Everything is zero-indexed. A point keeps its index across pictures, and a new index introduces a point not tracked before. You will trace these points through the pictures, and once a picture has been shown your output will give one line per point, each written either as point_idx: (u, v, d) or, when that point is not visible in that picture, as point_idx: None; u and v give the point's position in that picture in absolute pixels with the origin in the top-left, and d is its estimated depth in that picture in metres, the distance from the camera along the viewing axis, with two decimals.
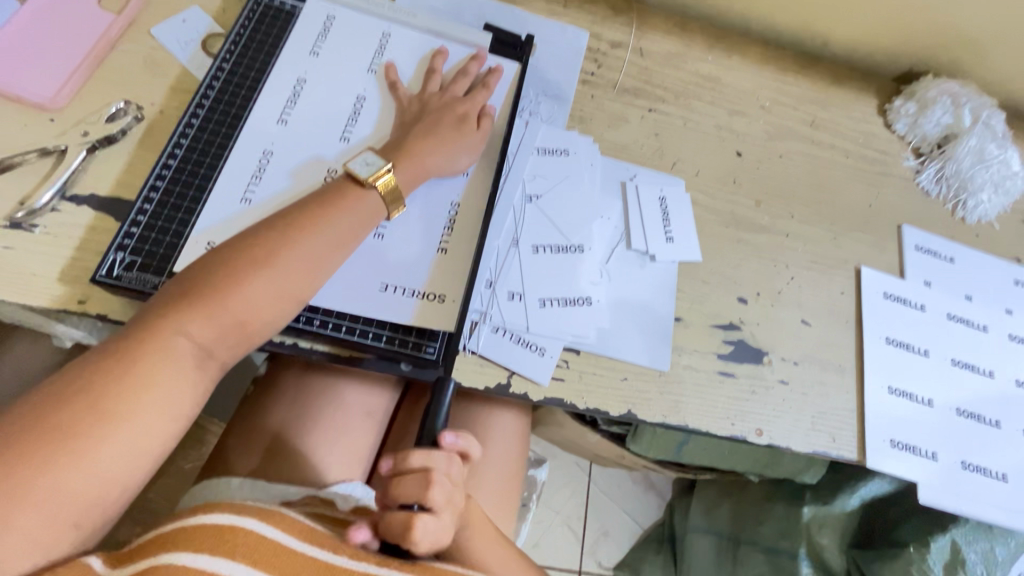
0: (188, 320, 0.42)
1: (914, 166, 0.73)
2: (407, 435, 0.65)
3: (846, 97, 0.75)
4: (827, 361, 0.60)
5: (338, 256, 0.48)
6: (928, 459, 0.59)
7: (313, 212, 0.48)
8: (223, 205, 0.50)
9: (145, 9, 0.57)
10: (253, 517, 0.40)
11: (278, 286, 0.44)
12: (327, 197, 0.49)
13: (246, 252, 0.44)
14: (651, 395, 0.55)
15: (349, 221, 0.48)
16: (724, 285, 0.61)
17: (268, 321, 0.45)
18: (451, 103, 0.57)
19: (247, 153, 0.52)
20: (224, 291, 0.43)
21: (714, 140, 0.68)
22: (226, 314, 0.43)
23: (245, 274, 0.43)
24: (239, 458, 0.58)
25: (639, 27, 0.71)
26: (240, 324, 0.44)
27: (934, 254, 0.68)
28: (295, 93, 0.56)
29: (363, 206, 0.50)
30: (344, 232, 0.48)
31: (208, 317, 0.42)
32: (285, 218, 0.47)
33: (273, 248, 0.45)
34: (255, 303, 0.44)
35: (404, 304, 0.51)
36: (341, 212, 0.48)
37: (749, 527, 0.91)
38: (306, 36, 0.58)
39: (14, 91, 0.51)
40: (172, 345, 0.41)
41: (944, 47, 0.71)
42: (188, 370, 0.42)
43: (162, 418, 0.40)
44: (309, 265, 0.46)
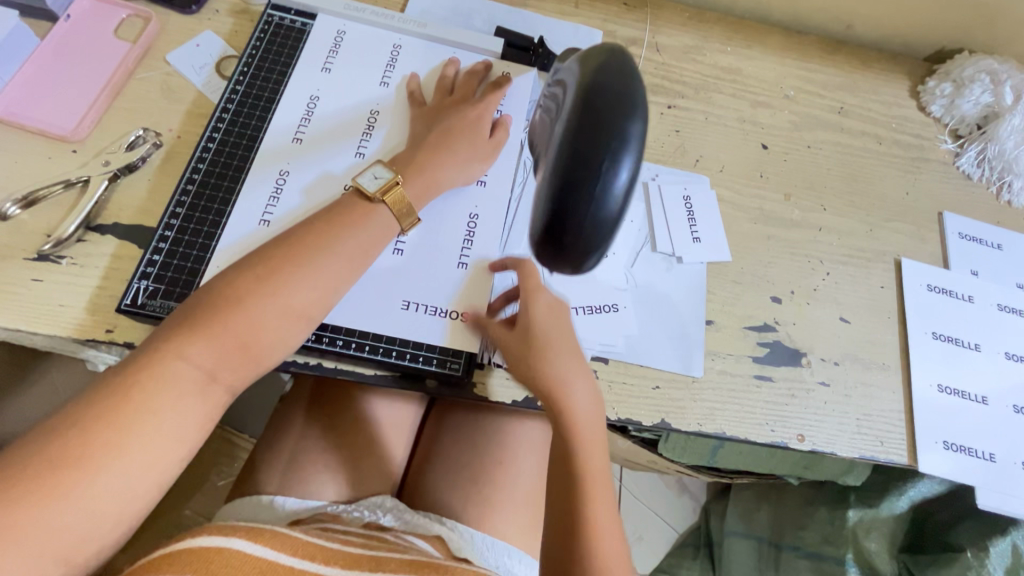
0: (190, 344, 0.41)
1: (953, 150, 0.69)
2: (435, 450, 0.63)
3: (876, 81, 0.72)
4: (870, 359, 0.58)
5: (348, 276, 0.47)
6: (985, 461, 0.55)
7: (323, 231, 0.47)
8: (242, 226, 0.50)
9: (161, 36, 0.58)
10: (240, 538, 0.41)
11: (283, 309, 0.44)
12: (337, 217, 0.48)
13: (252, 273, 0.44)
14: (684, 403, 0.53)
15: (358, 237, 0.47)
16: (756, 285, 0.59)
17: (276, 346, 0.44)
18: (467, 112, 0.56)
19: (264, 176, 0.52)
20: (227, 312, 0.42)
21: (738, 134, 0.65)
22: (231, 337, 0.42)
23: (249, 296, 0.43)
24: (266, 478, 0.58)
25: (654, 22, 0.69)
26: (245, 347, 0.43)
27: (979, 241, 0.64)
28: (309, 110, 0.55)
29: (373, 222, 0.48)
30: (355, 248, 0.47)
31: (212, 341, 0.41)
32: (291, 241, 0.46)
33: (280, 269, 0.44)
34: (260, 327, 0.43)
35: (426, 320, 0.50)
36: (350, 232, 0.47)
37: (790, 531, 0.88)
38: (318, 53, 0.58)
39: (39, 125, 0.52)
40: (173, 371, 0.40)
41: (982, 22, 0.67)
42: (190, 397, 0.41)
43: (163, 448, 0.39)
44: (320, 288, 0.45)
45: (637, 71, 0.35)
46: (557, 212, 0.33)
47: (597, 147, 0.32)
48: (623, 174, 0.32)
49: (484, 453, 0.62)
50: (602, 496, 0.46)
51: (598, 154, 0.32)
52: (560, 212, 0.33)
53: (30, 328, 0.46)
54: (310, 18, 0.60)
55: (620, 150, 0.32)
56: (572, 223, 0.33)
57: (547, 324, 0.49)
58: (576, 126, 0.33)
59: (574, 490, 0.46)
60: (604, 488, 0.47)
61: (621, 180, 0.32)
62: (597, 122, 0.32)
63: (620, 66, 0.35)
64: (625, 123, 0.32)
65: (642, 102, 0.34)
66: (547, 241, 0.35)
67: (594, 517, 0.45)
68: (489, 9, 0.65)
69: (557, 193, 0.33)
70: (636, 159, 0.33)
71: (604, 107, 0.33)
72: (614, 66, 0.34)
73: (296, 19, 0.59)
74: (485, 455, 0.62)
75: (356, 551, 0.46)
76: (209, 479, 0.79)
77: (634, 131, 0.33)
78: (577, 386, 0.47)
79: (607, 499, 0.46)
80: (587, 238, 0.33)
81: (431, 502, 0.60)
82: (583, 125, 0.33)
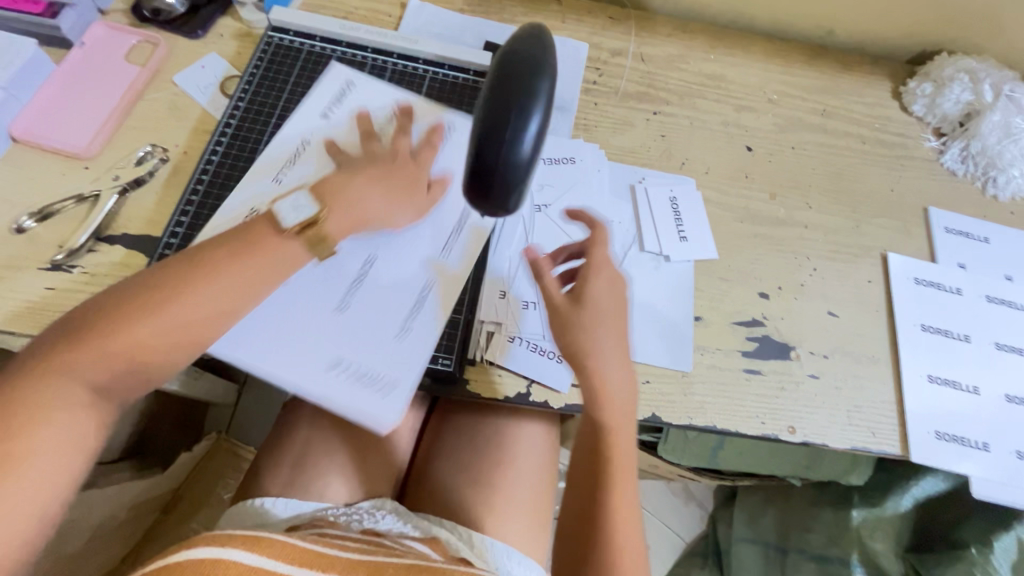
0: (79, 357, 0.39)
1: (936, 147, 0.70)
2: (433, 453, 0.64)
3: (857, 82, 0.74)
4: (859, 351, 0.58)
5: (243, 302, 0.44)
6: (978, 450, 0.55)
7: (228, 248, 0.45)
8: None
9: (168, 59, 0.61)
10: (237, 548, 0.41)
11: (175, 324, 0.42)
12: (244, 237, 0.45)
13: (143, 286, 0.42)
14: (674, 398, 0.54)
15: (256, 262, 0.45)
16: (743, 281, 0.60)
17: (171, 361, 0.42)
18: (404, 160, 0.53)
19: (232, 205, 0.53)
20: (115, 324, 0.40)
21: (722, 137, 0.67)
22: (118, 356, 0.40)
23: (135, 315, 0.40)
24: (268, 479, 0.59)
25: (638, 34, 0.72)
26: (136, 362, 0.41)
27: (965, 235, 0.65)
28: (296, 153, 0.56)
29: (283, 245, 0.46)
30: (252, 277, 0.44)
31: (96, 360, 0.39)
32: (187, 261, 0.44)
33: (171, 289, 0.42)
34: (151, 340, 0.41)
35: (352, 385, 0.47)
36: (246, 256, 0.44)
37: (795, 534, 0.87)
38: (321, 100, 0.59)
39: (53, 144, 0.55)
40: (58, 391, 0.38)
41: (958, 23, 0.69)
42: (79, 415, 0.39)
43: (54, 465, 0.37)
44: (219, 303, 0.43)
45: (554, 48, 0.43)
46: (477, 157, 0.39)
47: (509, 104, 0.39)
48: (532, 125, 0.39)
49: (482, 453, 0.63)
50: (626, 484, 0.48)
51: (510, 107, 0.39)
52: (479, 157, 0.39)
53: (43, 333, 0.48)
54: (308, 38, 0.63)
55: (529, 106, 0.39)
56: (491, 167, 0.39)
57: (604, 301, 0.49)
58: (493, 93, 0.40)
59: (598, 463, 0.48)
60: (628, 474, 0.48)
61: (531, 132, 0.39)
62: (512, 85, 0.39)
63: (538, 41, 0.42)
64: (534, 84, 0.39)
65: (551, 72, 0.41)
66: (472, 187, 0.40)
67: (614, 499, 0.47)
68: (479, 26, 0.69)
69: (479, 141, 0.39)
70: (543, 116, 0.39)
71: (516, 75, 0.40)
72: (531, 40, 0.42)
73: (294, 39, 0.63)
74: (483, 454, 0.63)
75: (354, 556, 0.46)
76: (216, 491, 0.82)
77: (541, 92, 0.39)
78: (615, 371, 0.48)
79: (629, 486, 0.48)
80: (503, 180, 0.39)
81: (429, 502, 0.61)
82: (501, 85, 0.40)
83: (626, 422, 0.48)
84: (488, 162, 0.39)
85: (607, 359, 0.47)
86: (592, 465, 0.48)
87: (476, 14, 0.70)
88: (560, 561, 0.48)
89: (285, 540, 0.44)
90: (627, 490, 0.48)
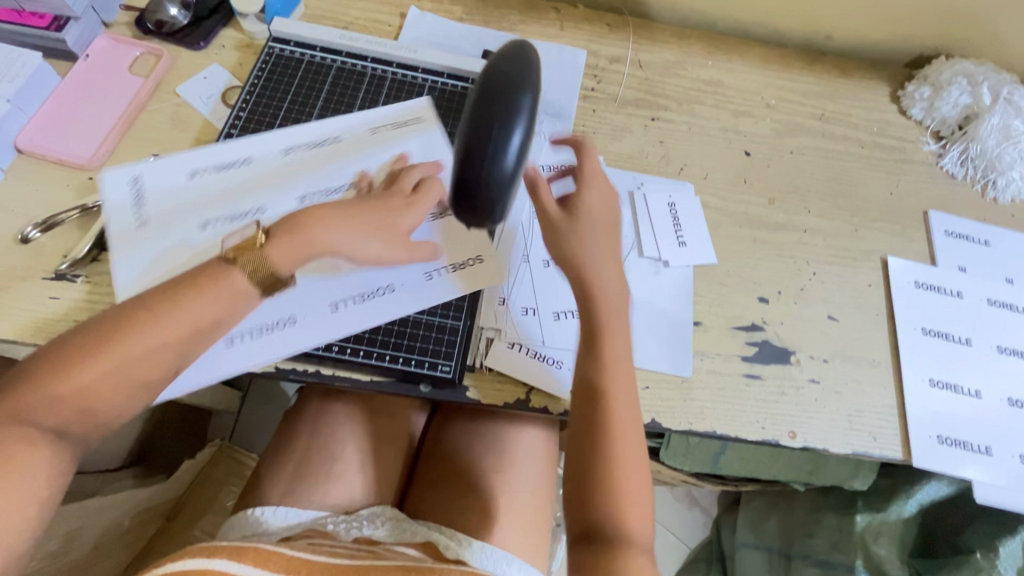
0: (26, 405, 0.37)
1: (935, 150, 0.70)
2: (434, 461, 0.64)
3: (856, 87, 0.74)
4: (860, 355, 0.58)
5: (198, 341, 0.41)
6: (981, 454, 0.55)
7: (181, 285, 0.40)
8: (176, 165, 0.54)
9: (171, 70, 0.62)
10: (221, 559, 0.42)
11: (122, 369, 0.38)
12: (196, 273, 0.41)
13: (90, 329, 0.39)
14: (674, 403, 0.54)
15: (210, 298, 0.40)
16: (742, 286, 0.60)
17: (125, 405, 0.40)
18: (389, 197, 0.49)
19: (224, 218, 0.53)
20: (58, 371, 0.37)
21: (721, 142, 0.68)
22: (68, 403, 0.37)
23: (81, 361, 0.38)
24: (269, 487, 0.59)
25: (637, 41, 0.72)
26: (85, 411, 0.38)
27: (965, 238, 0.65)
28: (321, 142, 0.57)
29: (238, 280, 0.42)
30: (205, 316, 0.40)
31: (46, 409, 0.37)
32: (139, 297, 0.40)
33: (120, 329, 0.38)
34: (98, 387, 0.38)
35: None
36: (198, 291, 0.40)
37: (799, 540, 0.86)
38: (378, 116, 0.60)
39: (58, 155, 0.56)
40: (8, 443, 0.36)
41: (956, 27, 0.69)
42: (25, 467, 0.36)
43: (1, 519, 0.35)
44: (168, 344, 0.39)
45: (537, 65, 0.43)
46: (463, 168, 0.39)
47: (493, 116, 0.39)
48: (514, 139, 0.39)
49: (482, 459, 0.63)
50: (629, 439, 0.47)
51: (495, 119, 0.39)
52: (464, 168, 0.39)
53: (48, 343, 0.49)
54: (308, 49, 0.63)
55: (510, 120, 0.39)
56: (474, 179, 0.39)
57: (597, 208, 0.51)
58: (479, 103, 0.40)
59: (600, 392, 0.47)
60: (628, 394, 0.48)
61: (514, 143, 0.39)
62: (496, 98, 0.40)
63: (524, 58, 0.43)
64: (519, 99, 0.40)
65: (534, 90, 0.42)
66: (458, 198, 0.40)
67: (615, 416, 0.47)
68: (478, 35, 0.69)
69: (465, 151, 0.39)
70: (526, 127, 0.40)
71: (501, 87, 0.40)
72: (515, 57, 0.43)
73: (295, 49, 0.63)
74: (483, 460, 0.63)
75: (343, 562, 0.47)
76: (221, 498, 0.83)
77: (525, 106, 0.40)
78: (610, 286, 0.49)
79: (632, 441, 0.47)
80: (488, 191, 0.40)
81: (429, 509, 0.61)
82: (487, 98, 0.40)
83: (621, 343, 0.48)
84: (473, 168, 0.39)
85: (600, 258, 0.49)
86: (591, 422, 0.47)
87: (475, 23, 0.70)
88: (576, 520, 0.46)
89: (271, 548, 0.45)
90: (631, 444, 0.47)
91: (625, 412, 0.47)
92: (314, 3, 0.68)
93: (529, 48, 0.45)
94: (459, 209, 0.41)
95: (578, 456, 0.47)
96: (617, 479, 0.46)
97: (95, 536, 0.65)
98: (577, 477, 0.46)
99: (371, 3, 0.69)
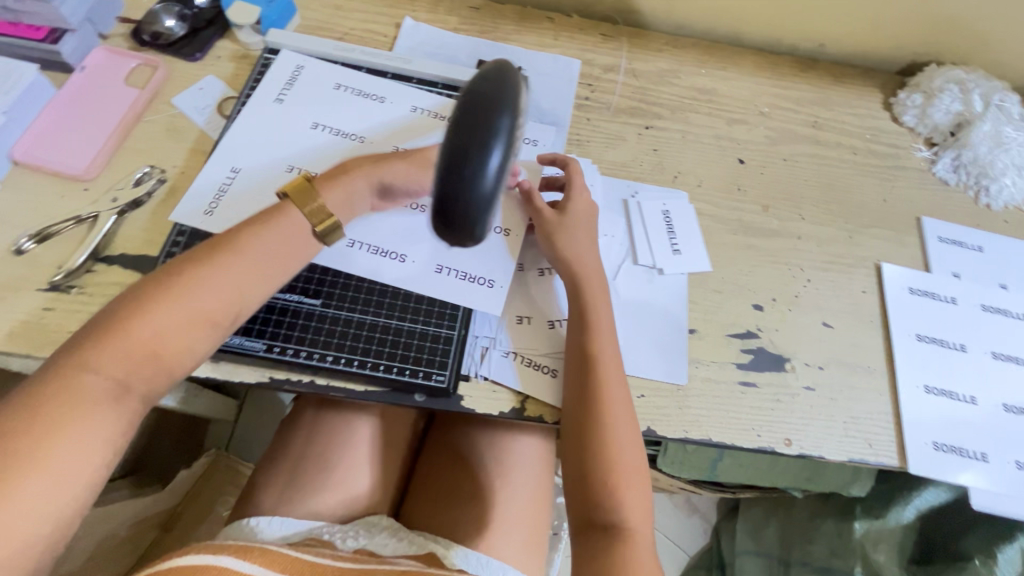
0: (108, 352, 0.40)
1: (928, 157, 0.71)
2: (431, 472, 0.64)
3: (848, 95, 0.74)
4: (855, 361, 0.58)
5: (262, 282, 0.47)
6: (977, 461, 0.55)
7: (231, 238, 0.47)
8: (322, 71, 0.62)
9: (168, 81, 0.63)
10: (230, 556, 0.43)
11: (189, 314, 0.43)
12: (251, 223, 0.48)
13: (155, 287, 0.43)
14: (669, 411, 0.54)
15: (273, 245, 0.48)
16: (737, 293, 0.60)
17: (190, 353, 0.44)
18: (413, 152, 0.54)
19: (320, 143, 0.58)
20: (132, 319, 0.42)
21: (715, 150, 0.68)
22: (148, 341, 0.42)
23: (163, 300, 0.43)
24: (263, 496, 0.59)
25: (631, 50, 0.73)
26: (158, 355, 0.43)
27: (960, 244, 0.66)
28: (432, 114, 0.62)
29: (280, 228, 0.48)
30: (268, 258, 0.47)
31: (128, 345, 0.41)
32: (205, 249, 0.46)
33: (196, 272, 0.45)
34: (168, 333, 0.43)
35: (234, 181, 0.55)
36: (259, 238, 0.47)
37: (797, 547, 0.86)
38: None
39: (53, 165, 0.56)
40: (95, 376, 0.40)
41: (946, 37, 0.70)
42: (110, 404, 0.40)
43: (88, 451, 0.39)
44: (225, 292, 0.45)
45: (519, 80, 0.41)
46: (442, 194, 0.38)
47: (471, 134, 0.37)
48: (494, 160, 0.37)
49: (478, 468, 0.62)
50: (621, 417, 0.49)
51: (471, 141, 0.37)
52: (443, 193, 0.38)
53: (40, 353, 0.49)
54: None
55: (489, 139, 0.37)
56: (450, 198, 0.37)
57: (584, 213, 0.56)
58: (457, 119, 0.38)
59: (587, 367, 0.50)
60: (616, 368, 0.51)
61: (493, 165, 0.37)
62: (476, 115, 0.38)
63: (504, 75, 0.40)
64: (497, 118, 0.38)
65: (514, 107, 0.39)
66: (439, 220, 0.39)
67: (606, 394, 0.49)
68: (473, 45, 0.70)
69: (445, 167, 0.37)
70: (505, 148, 0.38)
71: (481, 103, 0.38)
72: (493, 72, 0.40)
73: None
74: (480, 469, 0.62)
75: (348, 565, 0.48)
76: (215, 509, 0.82)
77: (504, 125, 0.38)
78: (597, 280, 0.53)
79: (624, 419, 0.49)
80: (466, 214, 0.38)
81: (425, 518, 0.61)
82: (464, 119, 0.38)
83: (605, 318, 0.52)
84: (449, 187, 0.37)
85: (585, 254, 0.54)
86: (584, 406, 0.49)
87: (469, 32, 0.71)
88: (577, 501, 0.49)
89: (274, 549, 0.46)
90: (624, 422, 0.49)
91: (614, 393, 0.49)
92: (310, 14, 0.69)
93: (509, 63, 0.42)
94: (443, 232, 0.40)
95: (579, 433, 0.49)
96: (610, 456, 0.48)
97: (89, 547, 0.65)
98: (575, 461, 0.49)
99: (367, 14, 0.70)
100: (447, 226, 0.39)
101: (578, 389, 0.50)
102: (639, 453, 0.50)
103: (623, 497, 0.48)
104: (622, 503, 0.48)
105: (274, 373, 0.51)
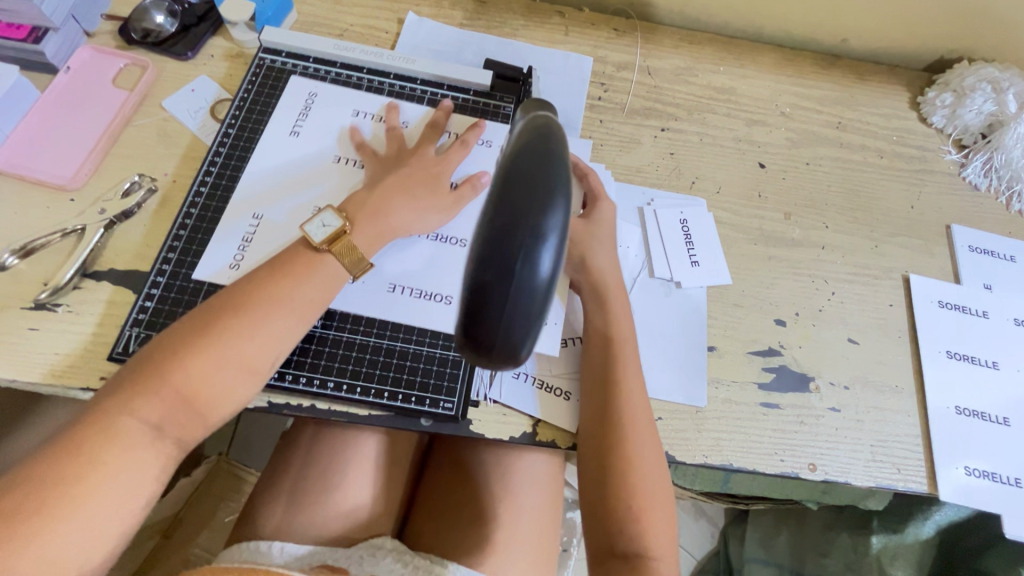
0: (140, 400, 0.39)
1: (958, 160, 0.67)
2: (436, 492, 0.62)
3: (873, 93, 0.71)
4: (881, 381, 0.55)
5: (295, 328, 0.45)
6: (1010, 486, 0.52)
7: (268, 279, 0.45)
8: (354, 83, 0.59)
9: (158, 82, 0.59)
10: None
11: (227, 365, 0.42)
12: (289, 263, 0.46)
13: (190, 334, 0.42)
14: (688, 434, 0.51)
15: (308, 287, 0.45)
16: (758, 308, 0.57)
17: (226, 401, 0.42)
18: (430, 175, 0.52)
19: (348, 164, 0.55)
20: (169, 369, 0.40)
21: (734, 154, 0.64)
22: (182, 392, 0.40)
23: (196, 351, 0.41)
24: (260, 521, 0.56)
25: (646, 46, 0.69)
26: (193, 405, 0.41)
27: (990, 254, 0.62)
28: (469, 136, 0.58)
29: (317, 273, 0.46)
30: (305, 301, 0.45)
31: (160, 395, 0.40)
32: (246, 290, 0.44)
33: (232, 320, 0.42)
34: (202, 383, 0.41)
35: (257, 202, 0.53)
36: (297, 282, 0.45)
37: (811, 559, 0.84)
38: None
39: (38, 175, 0.53)
40: (125, 426, 0.39)
41: (979, 33, 0.66)
42: (144, 450, 0.39)
43: (124, 496, 0.38)
44: (260, 343, 0.43)
45: (559, 137, 0.30)
46: (471, 312, 0.26)
47: (511, 232, 0.26)
48: (546, 264, 0.26)
49: (483, 487, 0.60)
50: (642, 428, 0.47)
51: (513, 242, 0.25)
52: (474, 311, 0.26)
53: (23, 377, 0.46)
54: (300, 60, 0.60)
55: (539, 236, 0.26)
56: (488, 315, 0.26)
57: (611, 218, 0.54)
58: (491, 213, 0.26)
59: (608, 372, 0.48)
60: (635, 368, 0.49)
61: (544, 266, 0.26)
62: (518, 206, 0.26)
63: (542, 144, 0.28)
64: (549, 197, 0.26)
65: (565, 177, 0.28)
66: (467, 339, 0.27)
67: (625, 398, 0.47)
68: (478, 40, 0.66)
69: (480, 278, 0.26)
70: (559, 244, 0.26)
71: (524, 187, 0.26)
72: (530, 142, 0.29)
73: (287, 61, 0.60)
74: (487, 490, 0.60)
75: None
76: (216, 514, 0.80)
77: (556, 214, 0.26)
78: (619, 303, 0.51)
79: (645, 426, 0.47)
80: (509, 332, 0.26)
81: (431, 540, 0.59)
82: (500, 213, 0.26)
83: (622, 314, 0.50)
84: (479, 304, 0.26)
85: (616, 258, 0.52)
86: (603, 415, 0.47)
87: (474, 28, 0.67)
88: (592, 518, 0.47)
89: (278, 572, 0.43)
90: (646, 435, 0.47)
91: (641, 416, 0.47)
92: (308, 9, 0.65)
93: (547, 124, 0.31)
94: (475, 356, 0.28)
95: (597, 437, 0.47)
96: (631, 467, 0.46)
97: None
98: (595, 478, 0.47)
99: (367, 9, 0.66)
100: (479, 351, 0.27)
101: (601, 410, 0.48)
102: (665, 481, 0.47)
103: (650, 529, 0.45)
104: (648, 535, 0.45)
105: (271, 398, 0.48)
